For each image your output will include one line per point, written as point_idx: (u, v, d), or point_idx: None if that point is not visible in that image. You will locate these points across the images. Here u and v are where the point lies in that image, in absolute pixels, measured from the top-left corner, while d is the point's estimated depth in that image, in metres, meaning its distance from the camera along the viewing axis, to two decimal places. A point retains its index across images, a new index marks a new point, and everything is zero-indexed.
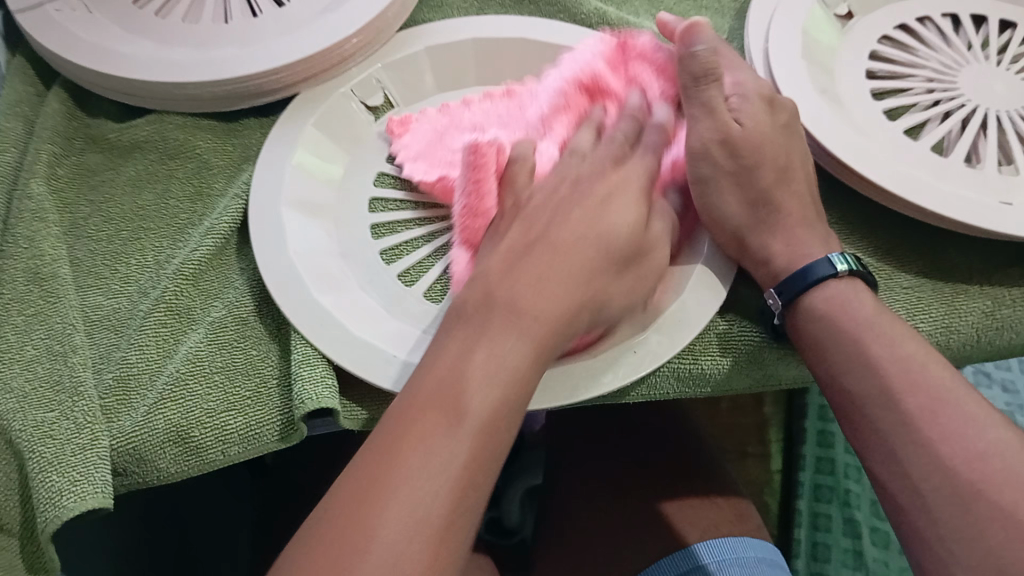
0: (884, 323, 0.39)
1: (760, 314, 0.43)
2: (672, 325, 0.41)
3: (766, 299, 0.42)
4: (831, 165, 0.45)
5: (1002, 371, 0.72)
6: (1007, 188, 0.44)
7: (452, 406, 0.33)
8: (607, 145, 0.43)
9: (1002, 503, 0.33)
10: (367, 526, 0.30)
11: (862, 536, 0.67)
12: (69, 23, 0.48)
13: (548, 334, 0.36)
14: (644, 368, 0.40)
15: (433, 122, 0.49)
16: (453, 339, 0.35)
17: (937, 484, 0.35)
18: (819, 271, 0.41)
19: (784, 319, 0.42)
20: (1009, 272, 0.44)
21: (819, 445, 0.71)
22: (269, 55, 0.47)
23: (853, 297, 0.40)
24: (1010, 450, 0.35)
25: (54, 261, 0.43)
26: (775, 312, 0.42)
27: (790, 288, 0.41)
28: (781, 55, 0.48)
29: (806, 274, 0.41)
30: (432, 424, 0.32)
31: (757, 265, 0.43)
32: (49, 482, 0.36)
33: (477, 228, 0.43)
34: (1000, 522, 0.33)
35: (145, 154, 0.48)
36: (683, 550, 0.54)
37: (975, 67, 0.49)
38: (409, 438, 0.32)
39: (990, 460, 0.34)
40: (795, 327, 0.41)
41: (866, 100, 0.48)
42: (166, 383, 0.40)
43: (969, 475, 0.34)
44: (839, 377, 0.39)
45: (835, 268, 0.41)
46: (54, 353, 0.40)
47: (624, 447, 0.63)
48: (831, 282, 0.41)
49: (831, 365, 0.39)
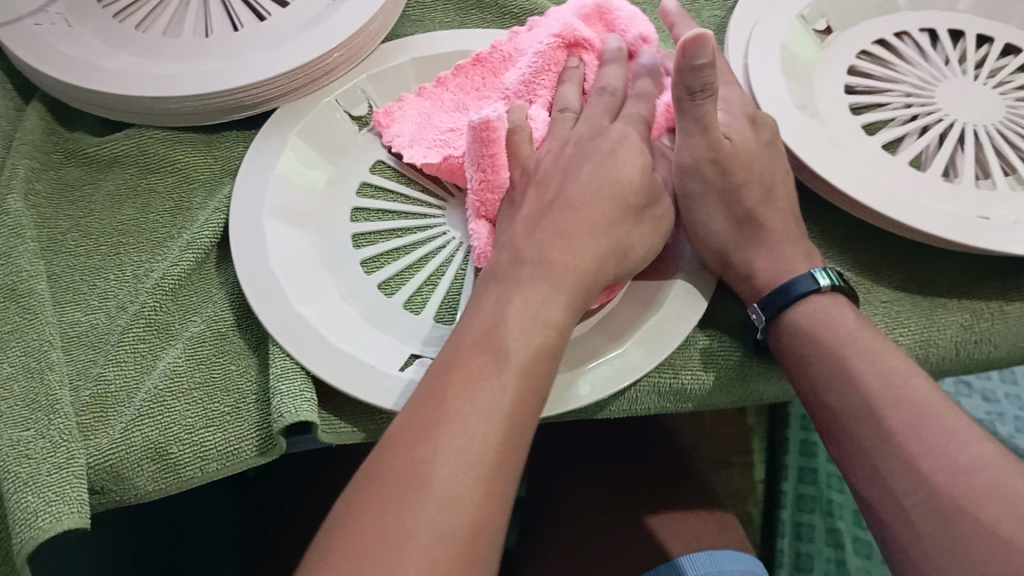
0: (865, 337, 0.39)
1: (743, 329, 0.44)
2: (652, 339, 0.41)
3: (750, 314, 0.43)
4: (811, 179, 0.45)
5: (983, 381, 0.72)
6: (985, 202, 0.44)
7: (493, 351, 0.34)
8: (597, 101, 0.45)
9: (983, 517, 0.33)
10: (426, 459, 0.31)
11: (845, 546, 0.66)
12: (48, 36, 0.48)
13: (577, 284, 0.37)
14: (623, 381, 0.40)
15: (419, 108, 0.50)
16: (489, 294, 0.37)
17: (919, 498, 0.35)
18: (802, 288, 0.41)
19: (766, 334, 0.42)
20: (987, 286, 0.44)
21: (801, 455, 0.71)
22: (251, 70, 0.46)
23: (835, 313, 0.40)
24: (991, 463, 0.35)
25: (31, 277, 0.42)
26: (758, 327, 0.42)
27: (773, 303, 0.41)
28: (760, 70, 0.48)
29: (788, 290, 0.41)
30: (478, 367, 0.33)
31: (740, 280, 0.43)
32: (24, 502, 0.36)
33: (493, 200, 0.44)
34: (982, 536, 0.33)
35: (126, 168, 0.48)
36: (667, 561, 0.54)
37: (953, 82, 0.49)
38: (458, 382, 0.33)
39: (971, 474, 0.34)
40: (777, 342, 0.41)
41: (845, 114, 0.48)
42: (144, 400, 0.40)
43: (951, 489, 0.34)
44: (821, 390, 0.39)
45: (818, 284, 0.41)
46: (30, 370, 0.40)
47: (608, 459, 0.63)
48: (813, 298, 0.41)
49: (812, 379, 0.40)
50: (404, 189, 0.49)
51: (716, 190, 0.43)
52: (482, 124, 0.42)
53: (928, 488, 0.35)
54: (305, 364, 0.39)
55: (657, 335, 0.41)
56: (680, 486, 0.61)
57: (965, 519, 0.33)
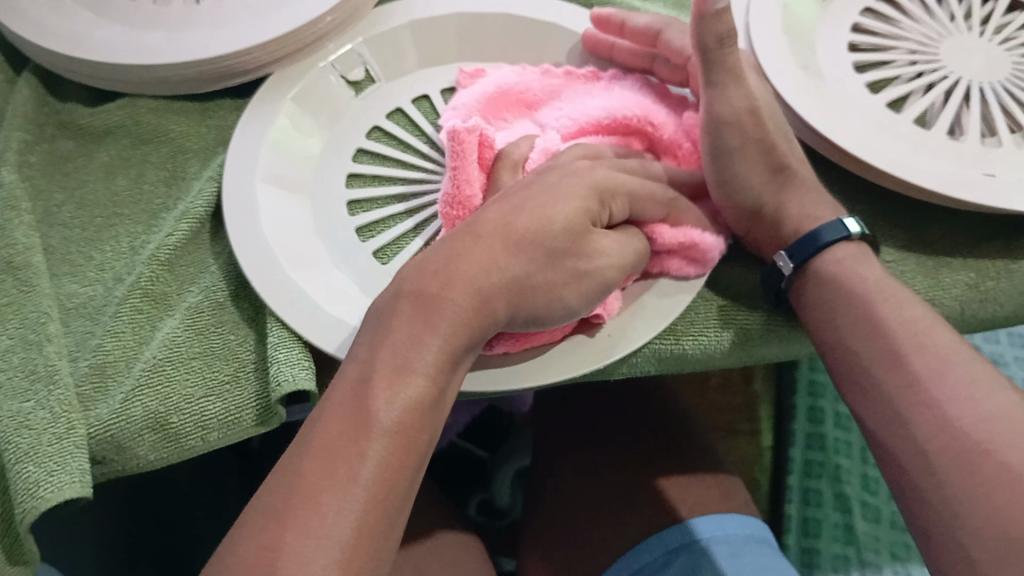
0: (895, 285, 0.39)
1: (767, 278, 0.42)
2: (640, 310, 0.42)
3: (774, 262, 0.42)
4: (812, 138, 0.45)
5: (992, 345, 0.72)
6: (989, 158, 0.43)
7: (370, 408, 0.32)
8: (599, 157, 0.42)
9: (1010, 466, 0.32)
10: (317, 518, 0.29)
11: (853, 510, 0.66)
12: (34, 7, 0.47)
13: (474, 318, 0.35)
14: (617, 352, 0.40)
15: (506, 77, 0.48)
16: (398, 334, 0.34)
17: (942, 448, 0.34)
18: (830, 235, 0.41)
19: (792, 285, 0.42)
20: (994, 244, 0.43)
21: (809, 422, 0.71)
22: (241, 36, 0.46)
23: (861, 260, 0.40)
24: (1014, 413, 0.34)
25: (27, 250, 0.42)
26: (784, 276, 0.42)
27: (801, 252, 0.41)
28: (762, 27, 0.47)
29: (815, 238, 0.41)
30: (355, 432, 0.31)
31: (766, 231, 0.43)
32: (24, 473, 0.36)
33: (454, 217, 0.42)
34: (1008, 485, 0.32)
35: (119, 139, 0.47)
36: (678, 525, 0.54)
37: (958, 38, 0.48)
38: (342, 444, 0.31)
39: (996, 423, 0.33)
40: (804, 291, 0.41)
41: (848, 73, 0.47)
42: (142, 369, 0.39)
43: (973, 436, 0.33)
44: (846, 339, 0.39)
45: (849, 232, 0.41)
46: (28, 342, 0.40)
47: (615, 429, 0.62)
48: (840, 245, 0.41)
49: (838, 326, 0.39)
50: (401, 155, 0.48)
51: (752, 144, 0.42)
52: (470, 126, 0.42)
53: (945, 436, 0.34)
54: (303, 337, 0.39)
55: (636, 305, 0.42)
56: (687, 451, 0.60)
57: (984, 465, 0.33)
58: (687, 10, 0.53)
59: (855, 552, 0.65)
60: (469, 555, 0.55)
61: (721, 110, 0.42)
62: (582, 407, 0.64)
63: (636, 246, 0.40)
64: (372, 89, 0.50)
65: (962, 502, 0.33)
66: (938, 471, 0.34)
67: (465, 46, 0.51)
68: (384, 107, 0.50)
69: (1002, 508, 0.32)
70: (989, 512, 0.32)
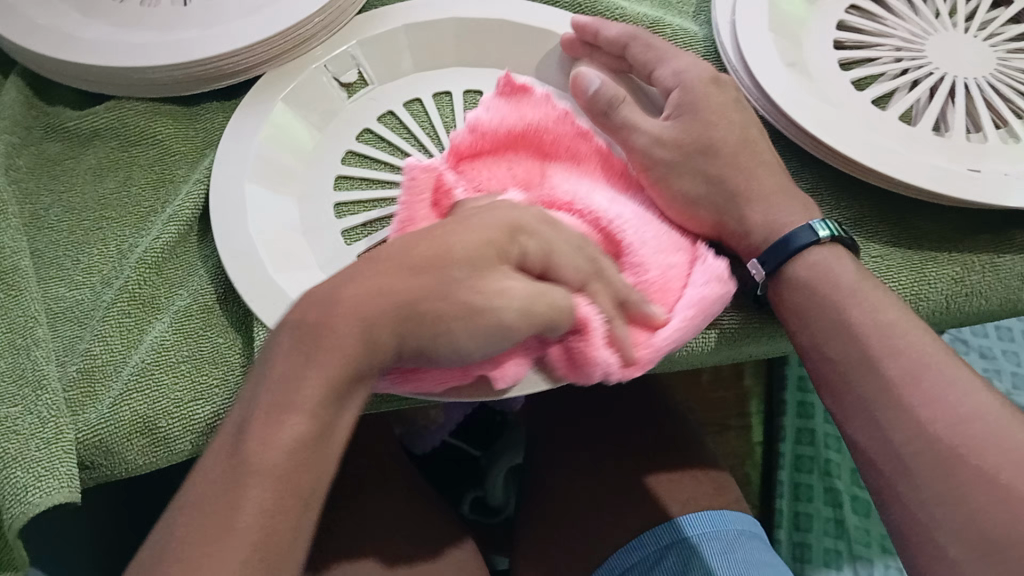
0: (869, 288, 0.39)
1: (746, 282, 0.42)
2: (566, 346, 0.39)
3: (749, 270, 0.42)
4: (797, 135, 0.45)
5: (980, 338, 0.72)
6: (973, 154, 0.44)
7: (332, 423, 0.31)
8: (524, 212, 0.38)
9: (984, 468, 0.33)
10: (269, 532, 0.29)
11: (843, 505, 0.67)
12: (21, 7, 0.47)
13: None
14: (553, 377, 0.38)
15: (545, 113, 0.44)
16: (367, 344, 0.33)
17: (919, 449, 0.34)
18: (802, 239, 0.40)
19: (767, 289, 0.41)
20: (979, 238, 0.44)
21: (799, 417, 0.71)
22: (229, 37, 0.46)
23: (837, 264, 0.39)
24: (992, 413, 0.34)
25: (14, 253, 0.42)
26: (758, 282, 0.41)
27: (774, 256, 0.40)
28: (749, 25, 0.47)
29: (788, 242, 0.40)
30: None
31: (739, 239, 0.42)
32: (14, 478, 0.36)
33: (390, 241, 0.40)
34: (984, 485, 0.32)
35: (106, 142, 0.47)
36: (669, 522, 0.54)
37: (943, 34, 0.49)
38: None
39: (973, 424, 0.34)
40: (778, 296, 0.40)
41: (834, 70, 0.47)
42: (130, 374, 0.39)
43: (950, 439, 0.34)
44: (820, 345, 0.39)
45: (818, 235, 0.40)
46: (16, 346, 0.40)
47: (603, 428, 0.62)
48: (813, 249, 0.40)
49: (812, 332, 0.39)
50: (390, 157, 0.48)
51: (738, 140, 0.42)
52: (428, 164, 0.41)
53: (925, 434, 0.34)
54: None
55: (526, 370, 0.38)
56: (677, 449, 0.61)
57: (959, 465, 0.33)
58: (674, 7, 0.53)
59: (846, 547, 0.65)
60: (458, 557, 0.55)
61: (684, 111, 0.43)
62: (572, 405, 0.64)
63: (555, 300, 0.35)
64: (364, 92, 0.50)
65: (939, 502, 0.33)
66: (916, 471, 0.34)
67: (462, 49, 0.51)
68: (376, 110, 0.49)
69: (977, 509, 0.32)
70: (965, 512, 0.32)
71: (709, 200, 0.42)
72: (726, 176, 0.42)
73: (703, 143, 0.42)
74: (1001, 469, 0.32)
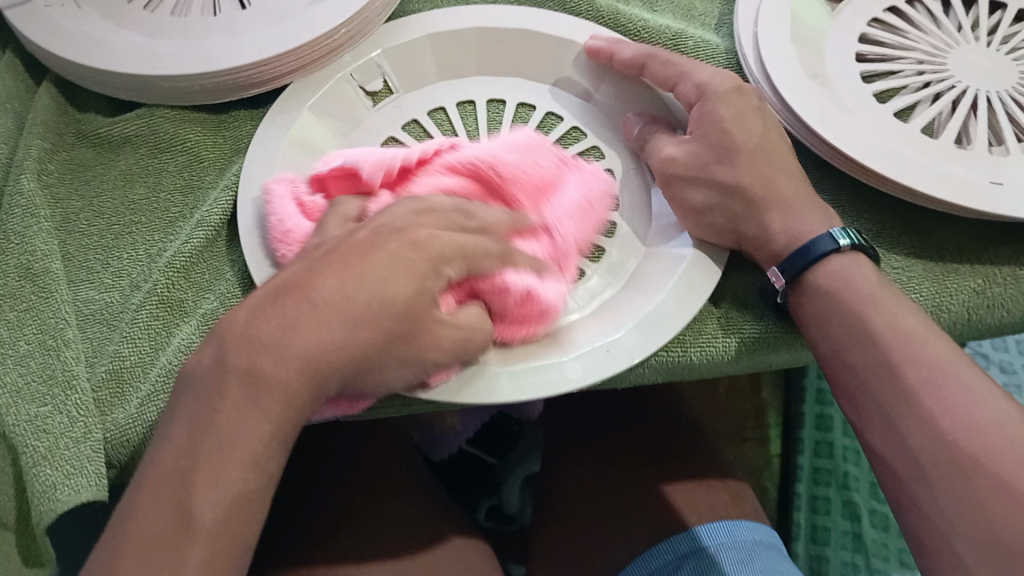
0: (889, 296, 0.39)
1: (763, 292, 0.43)
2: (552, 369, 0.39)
3: (769, 278, 0.42)
4: (819, 145, 0.45)
5: (1000, 353, 0.72)
6: (997, 167, 0.44)
7: None
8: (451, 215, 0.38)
9: (1003, 477, 0.33)
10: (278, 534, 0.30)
11: (861, 518, 0.68)
12: (56, 16, 0.48)
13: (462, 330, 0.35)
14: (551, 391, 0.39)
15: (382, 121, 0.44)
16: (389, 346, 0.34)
17: (937, 457, 0.34)
18: (822, 247, 0.40)
19: (787, 298, 0.41)
20: (1000, 250, 0.44)
21: (817, 429, 0.71)
22: (257, 47, 0.46)
23: (857, 272, 0.40)
24: (1011, 422, 0.34)
25: (46, 256, 0.43)
26: (779, 290, 0.41)
27: (792, 265, 0.40)
28: (770, 37, 0.48)
29: (808, 251, 0.40)
30: None
31: (758, 245, 0.42)
32: (43, 476, 0.37)
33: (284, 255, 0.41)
34: (1002, 495, 0.32)
35: (136, 148, 0.47)
36: (686, 531, 0.54)
37: (965, 47, 0.49)
38: None
39: (991, 433, 0.34)
40: (799, 305, 0.41)
41: (856, 82, 0.48)
42: (158, 376, 0.40)
43: (969, 448, 0.34)
44: (841, 352, 0.39)
45: (838, 243, 0.40)
46: (45, 347, 0.41)
47: (620, 435, 0.62)
48: (833, 258, 0.40)
49: (833, 340, 0.39)
50: None
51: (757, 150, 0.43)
52: (287, 180, 0.43)
53: (944, 443, 0.34)
54: None
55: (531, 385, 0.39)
56: (693, 458, 0.61)
57: (978, 474, 0.33)
58: (696, 20, 0.53)
59: (864, 561, 0.66)
60: (475, 562, 0.55)
61: (703, 128, 0.44)
62: (589, 414, 0.64)
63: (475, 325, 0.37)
64: (389, 100, 0.50)
65: (958, 511, 0.33)
66: (934, 480, 0.34)
67: (485, 60, 0.51)
68: (399, 118, 0.50)
69: (996, 519, 0.32)
70: (983, 521, 0.33)
71: (730, 208, 0.42)
72: (748, 184, 0.42)
73: (725, 151, 0.43)
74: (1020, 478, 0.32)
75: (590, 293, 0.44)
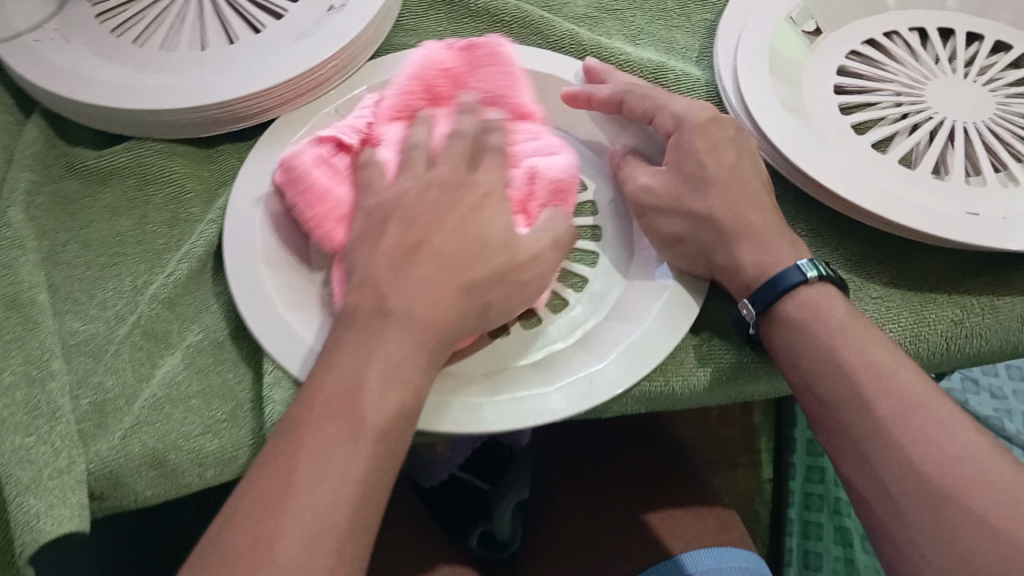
0: (858, 328, 0.39)
1: (735, 324, 0.44)
2: (526, 398, 0.40)
3: (741, 309, 0.42)
4: (797, 177, 0.45)
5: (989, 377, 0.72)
6: (973, 198, 0.45)
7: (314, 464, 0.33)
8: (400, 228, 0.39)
9: (973, 509, 0.33)
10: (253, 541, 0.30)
11: (853, 544, 0.67)
12: (47, 52, 0.49)
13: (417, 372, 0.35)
14: (526, 412, 0.39)
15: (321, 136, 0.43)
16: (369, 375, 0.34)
17: (909, 488, 0.35)
18: (791, 279, 0.40)
19: (759, 329, 0.42)
20: (977, 280, 0.44)
21: (808, 454, 0.72)
22: (242, 81, 0.47)
23: (826, 304, 0.40)
24: (980, 454, 0.34)
25: (32, 287, 0.43)
26: (750, 322, 0.42)
27: (764, 296, 0.41)
28: (750, 70, 0.48)
29: (778, 282, 0.40)
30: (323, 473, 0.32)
31: (730, 276, 0.42)
32: (25, 506, 0.37)
33: (333, 236, 0.42)
34: (972, 526, 0.33)
35: (123, 179, 0.48)
36: (670, 559, 0.54)
37: (942, 80, 0.50)
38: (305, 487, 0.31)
39: (962, 465, 0.34)
40: (770, 337, 0.41)
41: (834, 115, 0.48)
42: (142, 407, 0.41)
43: (940, 479, 0.34)
44: (813, 384, 0.39)
45: (806, 275, 0.40)
46: (31, 378, 0.40)
47: (608, 461, 0.62)
48: (802, 289, 0.40)
49: (804, 371, 0.39)
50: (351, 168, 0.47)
51: (732, 182, 0.43)
52: (289, 160, 0.42)
53: (915, 472, 0.35)
54: (284, 365, 0.40)
55: (513, 413, 0.39)
56: (681, 484, 0.61)
57: (948, 506, 0.34)
58: (678, 53, 0.54)
59: None
60: None
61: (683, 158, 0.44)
62: (579, 441, 0.65)
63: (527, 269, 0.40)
64: None
65: (930, 542, 0.34)
66: (905, 510, 0.35)
67: None
68: None
69: (969, 549, 0.33)
70: (953, 553, 0.33)
71: (703, 238, 0.43)
72: (721, 215, 0.43)
73: (698, 183, 0.43)
74: (988, 510, 0.33)
75: (574, 323, 0.44)
